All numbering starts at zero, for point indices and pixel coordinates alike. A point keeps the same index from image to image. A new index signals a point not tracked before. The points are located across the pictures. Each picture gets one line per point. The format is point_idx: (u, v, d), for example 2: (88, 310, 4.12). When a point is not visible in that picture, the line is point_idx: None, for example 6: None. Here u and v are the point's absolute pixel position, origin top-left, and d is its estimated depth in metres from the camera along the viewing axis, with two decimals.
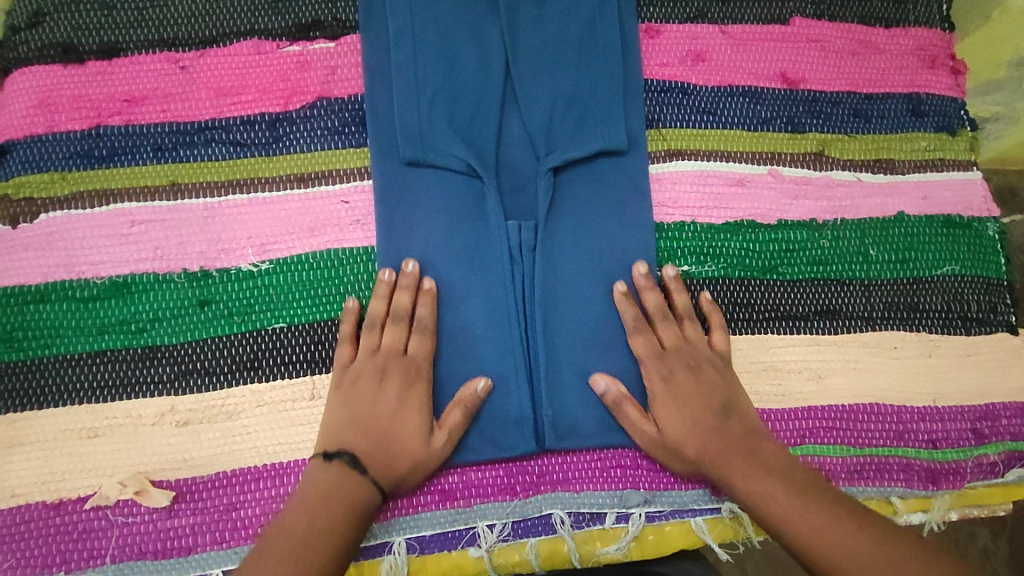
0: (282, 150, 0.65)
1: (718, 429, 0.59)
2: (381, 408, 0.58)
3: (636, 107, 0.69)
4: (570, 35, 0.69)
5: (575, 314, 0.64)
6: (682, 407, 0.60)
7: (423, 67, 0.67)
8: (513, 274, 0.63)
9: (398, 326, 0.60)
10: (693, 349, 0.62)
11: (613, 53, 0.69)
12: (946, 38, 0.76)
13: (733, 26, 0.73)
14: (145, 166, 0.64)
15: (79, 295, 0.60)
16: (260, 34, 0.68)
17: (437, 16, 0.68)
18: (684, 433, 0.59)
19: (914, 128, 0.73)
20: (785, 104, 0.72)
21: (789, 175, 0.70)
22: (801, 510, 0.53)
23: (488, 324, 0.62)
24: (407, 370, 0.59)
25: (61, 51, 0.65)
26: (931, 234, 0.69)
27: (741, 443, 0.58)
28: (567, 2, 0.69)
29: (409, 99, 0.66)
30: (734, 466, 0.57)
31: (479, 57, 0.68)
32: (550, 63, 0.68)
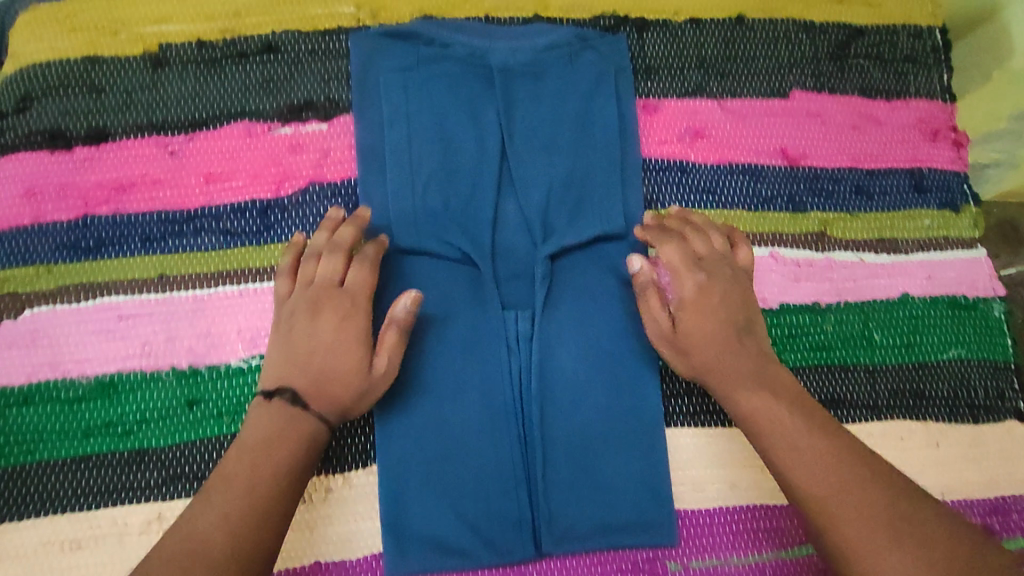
0: (274, 238, 0.64)
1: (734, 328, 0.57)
2: (315, 339, 0.55)
3: (635, 188, 0.68)
4: (566, 115, 0.68)
5: (575, 407, 0.62)
6: (706, 308, 0.57)
7: (417, 150, 0.66)
8: (509, 368, 0.62)
9: (334, 256, 0.58)
10: (722, 261, 0.60)
11: (610, 132, 0.68)
12: (948, 110, 0.75)
13: (732, 100, 0.72)
14: (133, 258, 0.62)
15: (64, 396, 0.59)
16: (251, 116, 0.66)
17: (430, 98, 0.67)
18: (700, 328, 0.57)
19: (917, 205, 0.72)
20: (785, 181, 0.71)
21: (790, 257, 0.69)
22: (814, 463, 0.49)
23: (486, 419, 0.61)
24: (339, 309, 0.56)
25: (48, 137, 0.63)
26: (935, 316, 0.68)
27: (755, 361, 0.56)
28: (562, 81, 0.69)
29: (403, 186, 0.65)
30: (737, 381, 0.55)
31: (474, 138, 0.67)
32: (546, 143, 0.67)
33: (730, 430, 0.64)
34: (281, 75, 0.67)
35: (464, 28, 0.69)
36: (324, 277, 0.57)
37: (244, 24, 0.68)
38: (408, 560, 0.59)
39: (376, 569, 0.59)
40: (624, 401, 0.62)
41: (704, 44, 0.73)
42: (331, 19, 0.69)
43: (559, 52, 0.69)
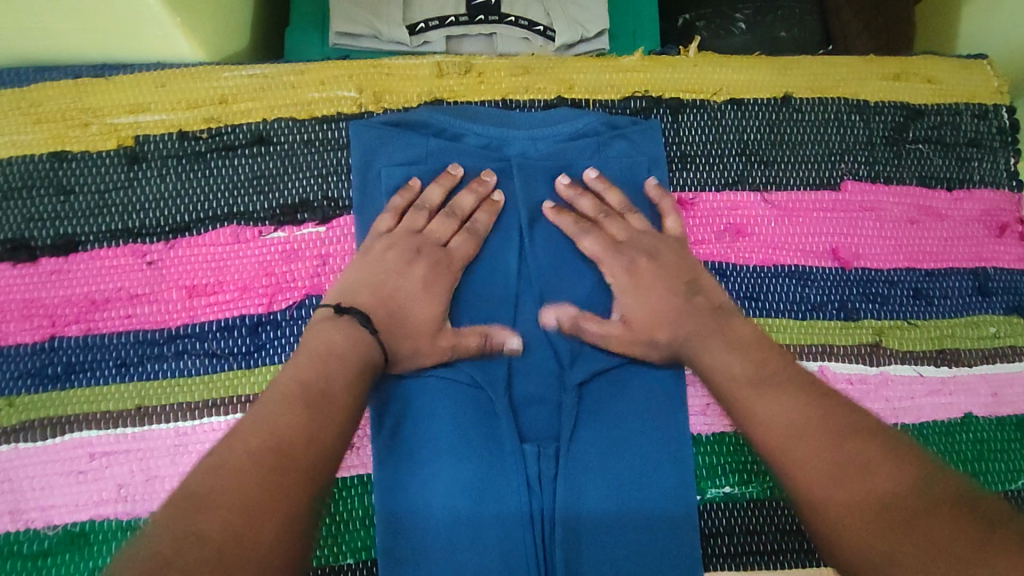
0: (265, 360, 0.57)
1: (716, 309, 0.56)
2: (404, 283, 0.55)
3: None
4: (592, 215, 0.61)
5: (603, 553, 0.55)
6: (643, 290, 0.56)
7: None
8: (529, 510, 0.55)
9: (451, 218, 0.59)
10: (648, 237, 0.59)
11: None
12: (1015, 200, 0.67)
13: (777, 192, 0.65)
14: (106, 386, 0.55)
15: (28, 551, 0.52)
16: (239, 219, 0.59)
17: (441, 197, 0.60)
18: (644, 310, 0.56)
19: (981, 309, 0.65)
20: (836, 284, 0.64)
21: (843, 373, 0.62)
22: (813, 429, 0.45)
23: (503, 570, 0.54)
24: (435, 263, 0.56)
25: (9, 248, 0.56)
26: (1003, 440, 0.61)
27: (710, 320, 0.54)
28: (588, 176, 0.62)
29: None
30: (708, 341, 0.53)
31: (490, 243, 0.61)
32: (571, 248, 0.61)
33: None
34: (274, 170, 0.60)
35: (478, 117, 0.62)
36: (429, 232, 0.58)
37: (232, 111, 0.60)
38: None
39: None
40: (658, 544, 0.56)
41: (747, 128, 0.65)
42: (330, 104, 0.62)
43: (585, 143, 0.62)
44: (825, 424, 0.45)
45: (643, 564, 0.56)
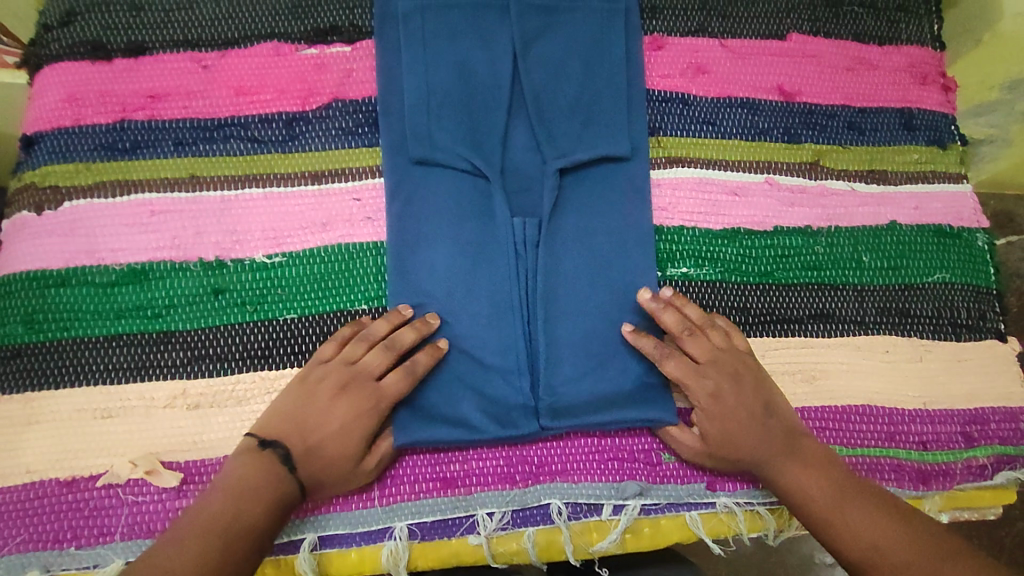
0: (298, 148, 0.68)
1: (761, 428, 0.60)
2: (312, 412, 0.57)
3: (639, 114, 0.72)
4: (575, 47, 0.72)
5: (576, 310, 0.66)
6: (727, 415, 0.60)
7: (433, 72, 0.69)
8: (517, 270, 0.66)
9: (388, 353, 0.60)
10: (730, 357, 0.62)
11: (618, 63, 0.72)
12: (937, 57, 0.79)
13: (733, 40, 0.76)
14: (165, 160, 0.66)
15: (98, 281, 0.63)
16: (279, 38, 0.70)
17: (447, 23, 0.70)
18: (728, 429, 0.60)
19: (907, 140, 0.76)
20: (782, 116, 0.75)
21: (785, 184, 0.73)
22: (858, 520, 0.55)
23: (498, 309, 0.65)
24: (369, 397, 0.58)
25: (90, 48, 0.68)
26: (922, 243, 0.72)
27: (786, 441, 0.60)
28: (575, 14, 0.72)
29: (421, 106, 0.68)
30: (781, 461, 0.59)
31: (487, 62, 0.70)
32: (556, 70, 0.71)
33: None
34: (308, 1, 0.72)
35: None
36: (362, 364, 0.59)
37: None
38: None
39: None
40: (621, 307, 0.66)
41: None
42: None
43: None
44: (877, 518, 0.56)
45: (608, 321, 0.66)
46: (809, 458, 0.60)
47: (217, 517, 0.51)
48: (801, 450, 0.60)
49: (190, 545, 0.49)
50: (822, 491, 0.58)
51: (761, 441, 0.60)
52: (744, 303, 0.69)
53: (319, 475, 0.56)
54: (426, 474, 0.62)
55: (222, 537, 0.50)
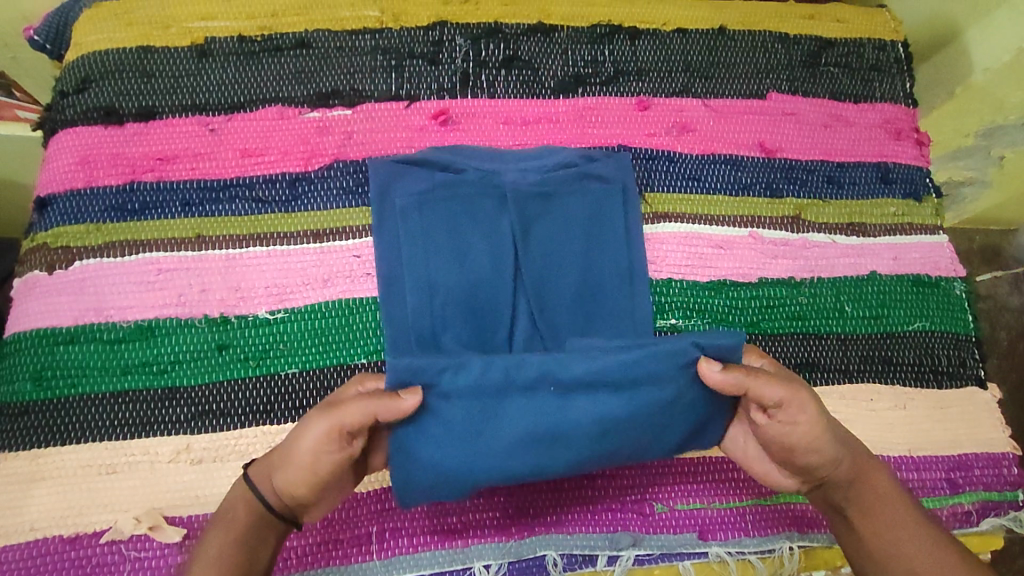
0: (301, 207, 0.71)
1: (843, 448, 0.57)
2: None
3: (636, 213, 0.74)
4: (570, 199, 0.73)
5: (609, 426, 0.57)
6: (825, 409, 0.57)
7: (435, 277, 0.69)
8: None
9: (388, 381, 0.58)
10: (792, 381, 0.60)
11: (616, 245, 0.72)
12: (910, 113, 0.83)
13: (715, 100, 0.80)
14: (173, 219, 0.69)
15: (106, 338, 0.65)
16: (284, 102, 0.74)
17: (446, 218, 0.70)
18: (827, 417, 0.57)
19: (883, 193, 0.79)
20: (763, 171, 0.78)
21: (768, 237, 0.76)
22: (923, 551, 0.54)
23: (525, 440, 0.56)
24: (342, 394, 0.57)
25: (103, 113, 0.71)
26: (902, 292, 0.75)
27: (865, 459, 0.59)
28: (570, 188, 0.73)
29: (417, 253, 0.69)
30: (870, 471, 0.58)
31: (489, 255, 0.70)
32: (556, 234, 0.72)
33: None
34: (312, 67, 0.75)
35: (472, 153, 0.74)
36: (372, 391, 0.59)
37: (281, 22, 0.76)
38: None
39: (385, 501, 0.64)
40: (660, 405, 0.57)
41: (690, 51, 0.81)
42: (357, 21, 0.78)
43: (562, 169, 0.74)
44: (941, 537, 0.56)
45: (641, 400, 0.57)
46: (880, 472, 0.58)
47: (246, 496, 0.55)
48: (873, 463, 0.58)
49: (208, 554, 0.52)
50: (894, 507, 0.57)
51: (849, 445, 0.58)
52: None
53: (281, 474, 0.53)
54: (425, 526, 0.63)
55: (230, 550, 0.52)
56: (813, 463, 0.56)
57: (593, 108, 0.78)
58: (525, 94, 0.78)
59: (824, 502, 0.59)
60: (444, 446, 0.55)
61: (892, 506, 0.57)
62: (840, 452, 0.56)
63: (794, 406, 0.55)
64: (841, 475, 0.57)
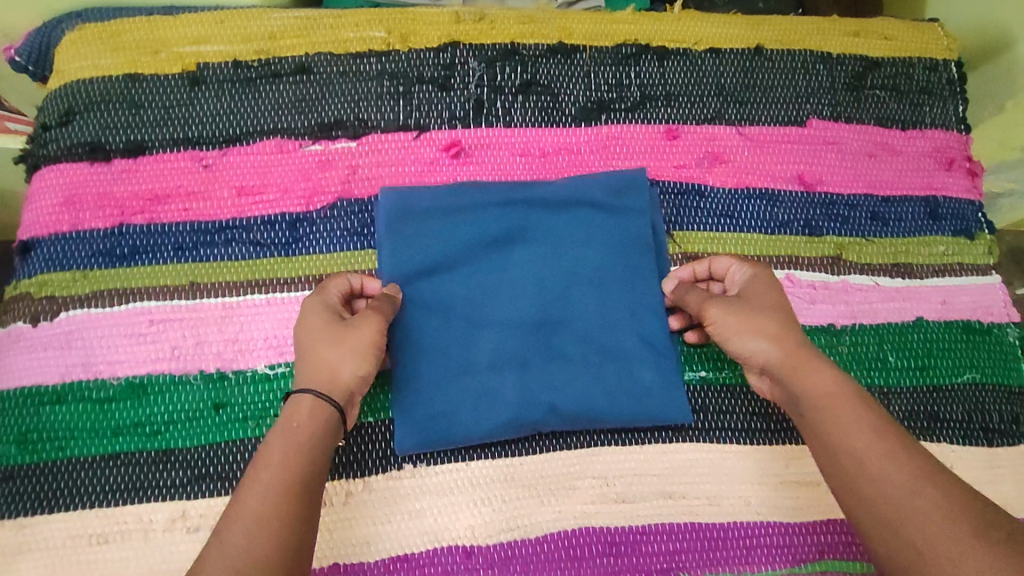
0: (302, 250, 0.66)
1: (780, 334, 0.58)
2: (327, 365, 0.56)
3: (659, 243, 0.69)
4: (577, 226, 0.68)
5: (575, 283, 0.67)
6: (791, 334, 0.58)
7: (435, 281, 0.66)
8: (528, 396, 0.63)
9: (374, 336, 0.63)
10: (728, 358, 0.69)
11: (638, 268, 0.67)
12: (963, 140, 0.76)
13: (751, 127, 0.74)
14: (165, 265, 0.64)
15: (95, 396, 0.61)
16: (283, 133, 0.69)
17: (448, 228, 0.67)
18: (787, 337, 0.58)
19: (932, 231, 0.73)
20: (802, 207, 0.72)
21: (807, 279, 0.70)
22: (899, 494, 0.48)
23: (505, 315, 0.65)
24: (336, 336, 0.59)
25: (88, 150, 0.66)
26: (950, 340, 0.70)
27: (856, 402, 0.53)
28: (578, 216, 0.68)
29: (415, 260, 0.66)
30: (846, 413, 0.53)
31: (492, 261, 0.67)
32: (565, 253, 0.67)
33: (745, 450, 0.65)
34: (313, 94, 0.70)
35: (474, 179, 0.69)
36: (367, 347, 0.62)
37: (279, 46, 0.70)
38: (434, 543, 0.61)
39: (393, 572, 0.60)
40: (618, 258, 0.67)
41: (724, 73, 0.75)
42: (362, 43, 0.71)
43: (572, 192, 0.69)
44: (943, 511, 0.46)
45: (599, 240, 0.68)
46: (836, 378, 0.55)
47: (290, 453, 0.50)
48: (817, 363, 0.56)
49: (262, 477, 0.48)
50: (887, 471, 0.49)
51: (823, 379, 0.55)
52: (768, 409, 0.66)
53: (349, 370, 0.55)
54: None
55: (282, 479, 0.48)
56: (743, 349, 0.59)
57: (617, 136, 0.72)
58: (545, 122, 0.72)
59: (782, 397, 0.58)
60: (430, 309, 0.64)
61: (874, 451, 0.50)
62: (773, 341, 0.58)
63: (737, 304, 0.60)
64: (775, 362, 0.57)
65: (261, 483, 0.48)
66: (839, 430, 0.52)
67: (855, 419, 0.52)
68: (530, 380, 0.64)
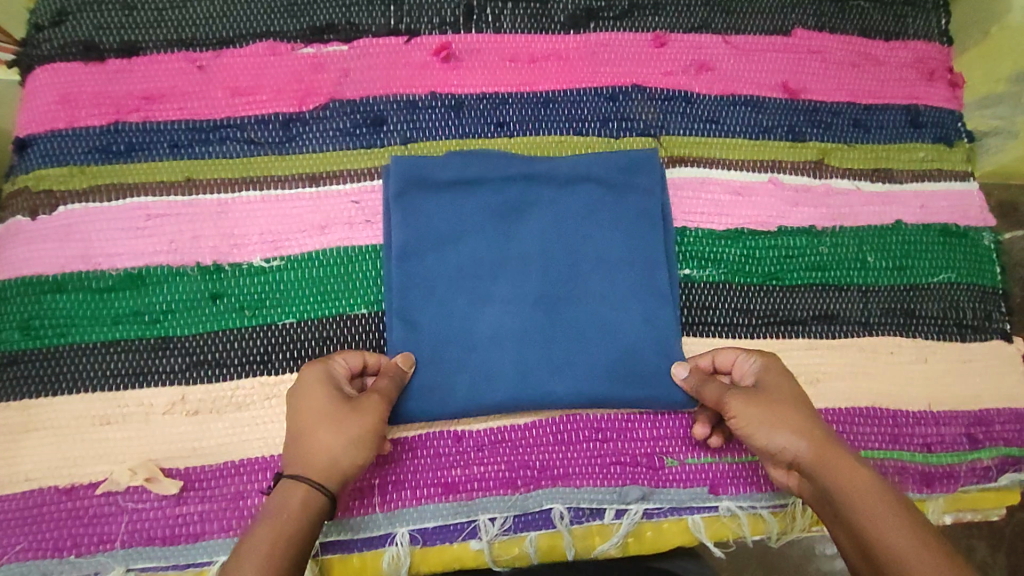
0: (295, 149, 0.67)
1: (805, 426, 0.55)
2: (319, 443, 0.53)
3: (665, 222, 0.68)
4: (587, 203, 0.66)
5: (581, 265, 0.65)
6: (811, 422, 0.55)
7: (439, 252, 0.64)
8: (526, 368, 0.62)
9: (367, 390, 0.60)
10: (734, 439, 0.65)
11: (645, 246, 0.66)
12: (945, 53, 0.78)
13: (737, 36, 0.75)
14: (161, 162, 0.65)
15: (95, 286, 0.62)
16: (276, 36, 0.69)
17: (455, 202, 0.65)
18: (810, 428, 0.55)
19: (913, 138, 0.75)
20: (786, 114, 0.74)
21: (790, 183, 0.72)
22: None
23: (510, 292, 0.64)
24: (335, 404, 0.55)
25: (82, 49, 0.67)
26: (927, 242, 0.72)
27: (888, 492, 0.51)
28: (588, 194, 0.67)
29: (421, 231, 0.64)
30: (883, 508, 0.50)
31: (499, 234, 0.65)
32: (573, 229, 0.66)
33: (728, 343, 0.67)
34: None
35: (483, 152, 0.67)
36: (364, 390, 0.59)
37: None
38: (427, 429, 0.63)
39: (387, 454, 0.62)
40: (623, 240, 0.66)
41: None
42: None
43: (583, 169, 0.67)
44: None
45: (606, 220, 0.66)
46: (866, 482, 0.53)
47: (289, 516, 0.50)
48: (849, 457, 0.53)
49: (260, 542, 0.49)
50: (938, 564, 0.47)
51: (852, 472, 0.52)
52: (750, 305, 0.68)
53: (350, 456, 0.53)
54: (427, 480, 0.62)
55: (278, 543, 0.49)
56: (771, 443, 0.55)
57: (605, 44, 0.73)
58: (534, 28, 0.73)
59: (814, 494, 0.55)
60: (433, 281, 0.63)
61: (921, 548, 0.48)
62: (801, 434, 0.55)
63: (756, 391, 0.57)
64: (808, 457, 0.54)
65: (255, 545, 0.48)
66: (880, 528, 0.49)
67: (895, 516, 0.50)
68: (529, 355, 0.63)
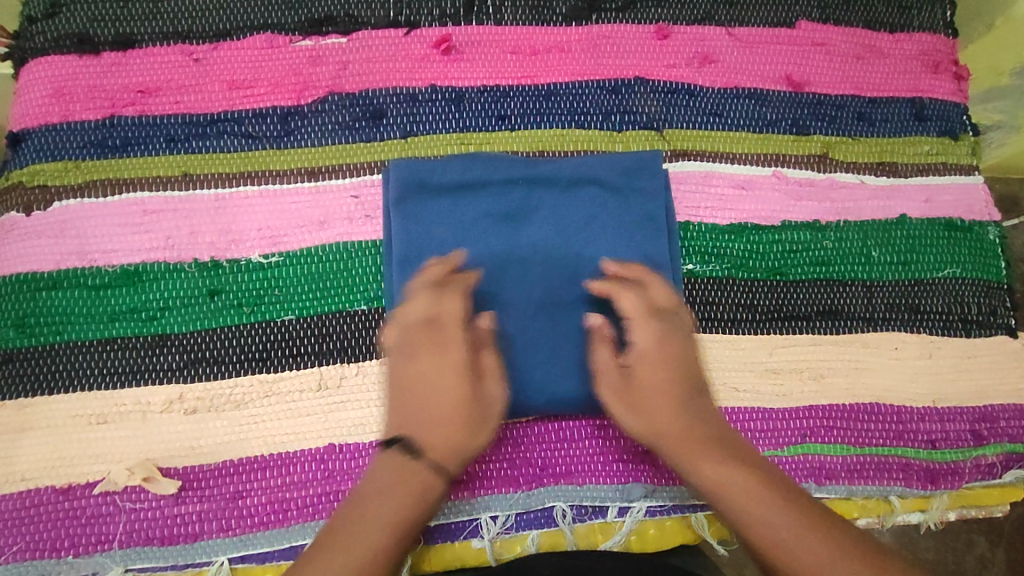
0: (293, 144, 0.66)
1: (667, 417, 0.56)
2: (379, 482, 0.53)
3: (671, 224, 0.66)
4: (589, 206, 0.65)
5: (584, 269, 0.64)
6: (677, 410, 0.57)
7: (439, 255, 0.63)
8: (529, 374, 0.61)
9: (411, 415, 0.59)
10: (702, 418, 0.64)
11: (648, 249, 0.65)
12: (950, 45, 0.77)
13: (740, 28, 0.74)
14: (157, 157, 0.64)
15: (91, 283, 0.61)
16: (273, 28, 0.68)
17: (454, 205, 0.64)
18: (672, 415, 0.56)
19: (917, 131, 0.74)
20: (790, 107, 0.73)
21: (794, 177, 0.71)
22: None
23: (511, 296, 0.63)
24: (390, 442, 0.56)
25: (76, 41, 0.66)
26: (932, 237, 0.71)
27: (787, 488, 0.52)
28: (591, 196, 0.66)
29: (419, 234, 0.63)
30: (760, 497, 0.51)
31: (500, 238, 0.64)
32: (575, 233, 0.65)
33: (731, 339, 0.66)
34: None
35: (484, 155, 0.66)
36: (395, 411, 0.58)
37: None
38: None
39: None
40: (626, 243, 0.65)
41: None
42: None
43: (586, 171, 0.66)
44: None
45: (609, 222, 0.65)
46: (755, 475, 0.53)
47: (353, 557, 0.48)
48: (718, 448, 0.55)
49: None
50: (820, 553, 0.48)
51: (736, 463, 0.54)
52: (753, 300, 0.67)
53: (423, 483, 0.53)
54: None
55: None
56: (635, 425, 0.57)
57: (607, 36, 0.72)
58: (535, 20, 0.72)
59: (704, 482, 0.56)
60: None
61: (796, 536, 0.49)
62: (665, 419, 0.56)
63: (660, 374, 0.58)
64: (669, 441, 0.56)
65: None
66: (749, 519, 0.51)
67: (763, 507, 0.51)
68: (531, 360, 0.61)
